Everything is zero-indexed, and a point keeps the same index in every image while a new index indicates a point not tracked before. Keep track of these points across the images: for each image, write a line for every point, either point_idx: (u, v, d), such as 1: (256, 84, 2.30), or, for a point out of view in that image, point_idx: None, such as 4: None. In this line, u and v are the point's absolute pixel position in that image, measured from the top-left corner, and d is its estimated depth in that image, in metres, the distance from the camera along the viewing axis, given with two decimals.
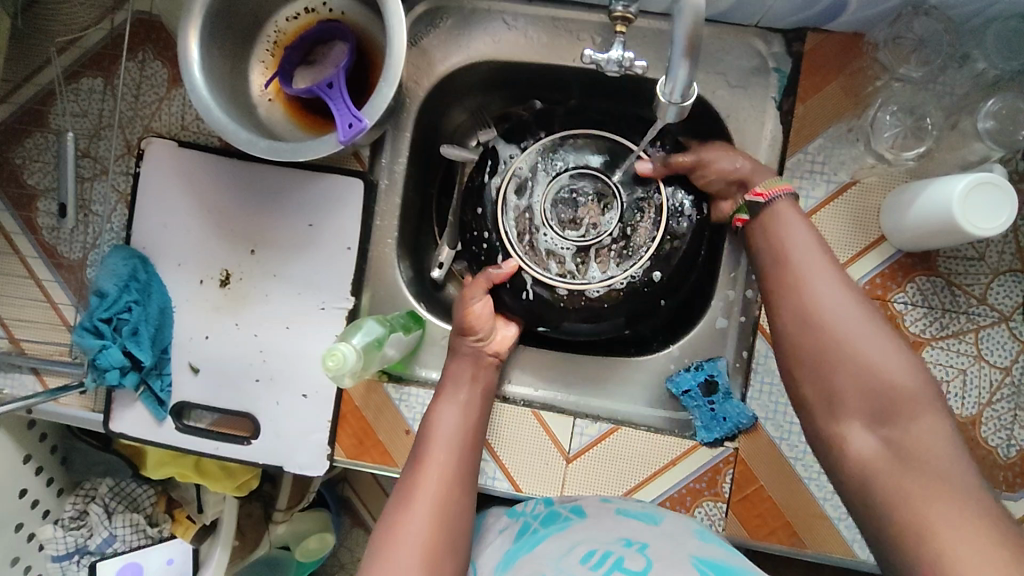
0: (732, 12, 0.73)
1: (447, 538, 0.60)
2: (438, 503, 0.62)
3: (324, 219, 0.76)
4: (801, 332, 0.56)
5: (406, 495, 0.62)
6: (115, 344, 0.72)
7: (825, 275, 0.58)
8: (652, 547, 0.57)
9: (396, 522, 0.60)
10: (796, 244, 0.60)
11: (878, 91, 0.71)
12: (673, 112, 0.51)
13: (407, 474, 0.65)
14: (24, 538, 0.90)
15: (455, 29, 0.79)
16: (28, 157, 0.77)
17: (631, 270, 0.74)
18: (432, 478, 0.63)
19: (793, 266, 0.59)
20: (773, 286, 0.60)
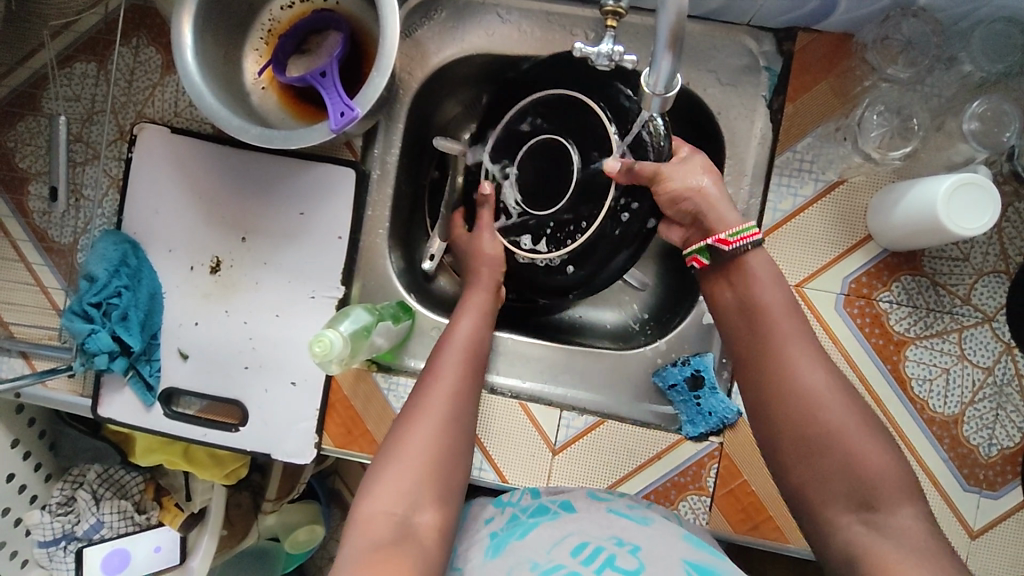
0: (724, 9, 0.73)
1: (453, 456, 0.61)
2: (447, 421, 0.62)
3: (316, 208, 0.76)
4: (777, 403, 0.58)
5: (414, 412, 0.63)
6: (105, 329, 0.72)
7: (799, 344, 0.59)
8: (644, 550, 0.57)
9: (397, 448, 0.60)
10: (773, 309, 0.62)
11: (866, 92, 0.72)
12: (657, 101, 0.52)
13: (416, 390, 0.65)
14: (11, 522, 0.90)
15: (449, 22, 0.79)
16: (20, 141, 0.78)
17: (547, 258, 0.78)
18: (443, 395, 0.64)
19: (770, 333, 0.61)
20: (749, 353, 0.62)
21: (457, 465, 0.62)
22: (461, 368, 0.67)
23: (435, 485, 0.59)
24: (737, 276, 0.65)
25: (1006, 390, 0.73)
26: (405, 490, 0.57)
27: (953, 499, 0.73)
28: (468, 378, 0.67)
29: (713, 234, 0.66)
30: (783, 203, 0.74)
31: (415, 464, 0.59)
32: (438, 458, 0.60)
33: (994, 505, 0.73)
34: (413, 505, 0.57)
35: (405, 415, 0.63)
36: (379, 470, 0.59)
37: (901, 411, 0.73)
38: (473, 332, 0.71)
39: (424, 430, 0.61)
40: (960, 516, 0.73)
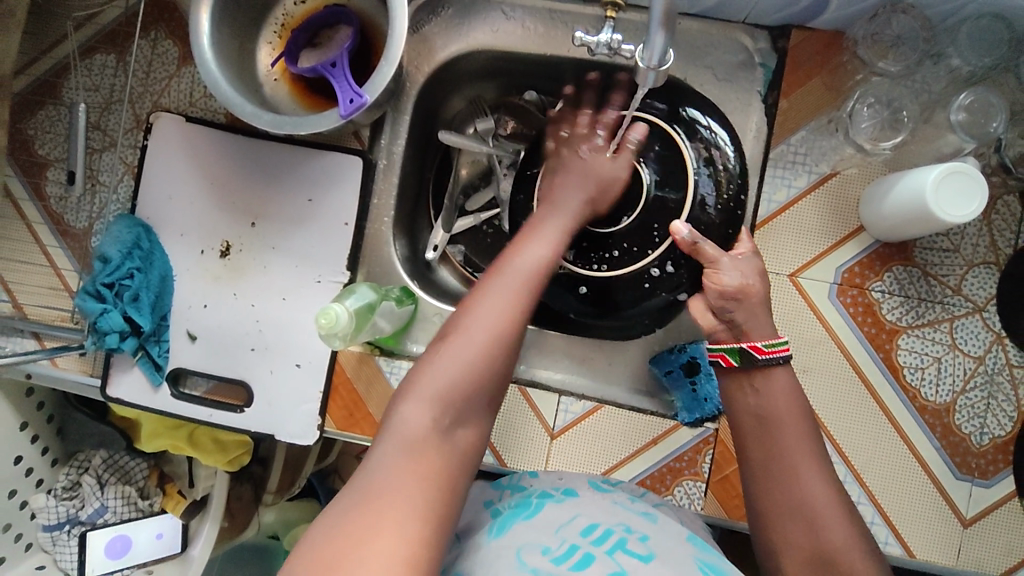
0: (721, 7, 0.76)
1: (506, 371, 0.56)
2: (510, 330, 0.56)
3: (323, 196, 0.79)
4: (790, 524, 0.57)
5: (473, 309, 0.57)
6: (116, 309, 0.74)
7: (814, 464, 0.59)
8: (652, 539, 0.59)
9: (445, 348, 0.55)
10: (788, 424, 0.60)
11: (858, 85, 0.74)
12: (652, 76, 0.54)
13: (479, 289, 0.59)
14: (17, 505, 0.91)
15: (455, 19, 0.82)
16: (39, 129, 0.80)
17: (580, 271, 0.78)
18: (513, 298, 0.57)
19: (788, 454, 0.59)
20: (760, 471, 0.60)
21: (502, 382, 0.56)
22: (527, 281, 0.59)
23: (478, 403, 0.54)
24: (758, 379, 0.62)
25: (997, 379, 0.74)
26: (445, 400, 0.52)
27: (945, 488, 0.73)
28: (533, 292, 0.59)
29: (747, 339, 0.63)
30: (777, 194, 0.76)
31: (464, 367, 0.54)
32: (486, 372, 0.54)
33: (985, 494, 0.73)
34: (456, 416, 0.53)
35: (457, 320, 0.57)
36: (422, 374, 0.53)
37: (894, 399, 0.74)
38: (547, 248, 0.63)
39: (476, 339, 0.54)
40: (952, 504, 0.73)
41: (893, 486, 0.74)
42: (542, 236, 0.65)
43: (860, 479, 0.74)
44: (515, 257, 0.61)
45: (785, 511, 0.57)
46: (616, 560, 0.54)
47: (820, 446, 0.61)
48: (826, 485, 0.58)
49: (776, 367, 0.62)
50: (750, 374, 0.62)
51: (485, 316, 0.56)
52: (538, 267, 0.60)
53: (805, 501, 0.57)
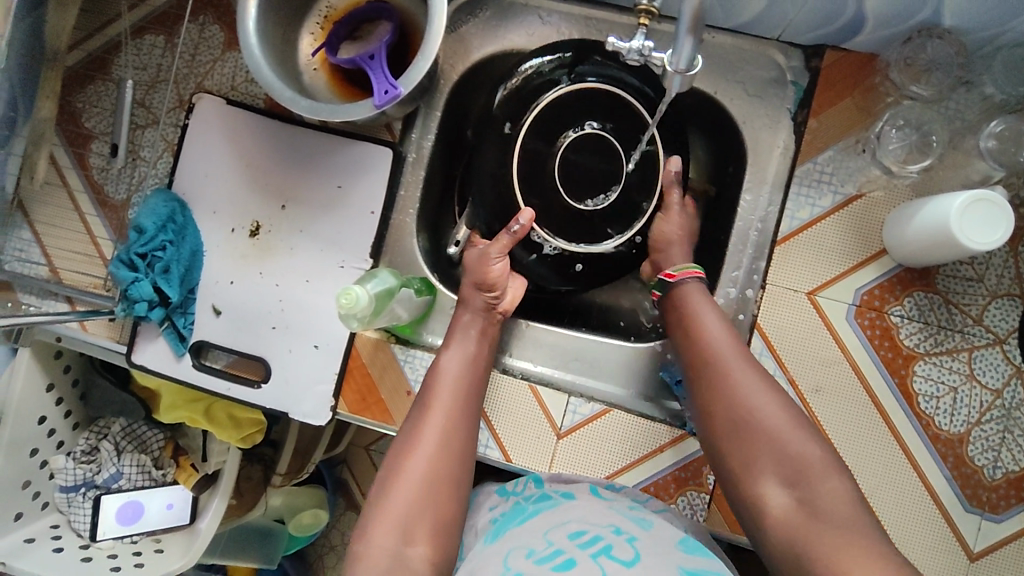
0: (755, 24, 0.77)
1: (452, 483, 0.63)
2: (442, 441, 0.64)
3: (352, 184, 0.81)
4: (722, 406, 0.61)
5: (410, 434, 0.65)
6: (147, 279, 0.77)
7: (743, 355, 0.63)
8: (641, 544, 0.58)
9: (393, 478, 0.61)
10: (710, 325, 0.66)
11: (889, 107, 0.74)
12: (680, 79, 0.55)
13: (413, 417, 0.66)
14: (37, 463, 0.94)
15: (492, 21, 0.84)
16: (88, 103, 0.84)
17: (577, 250, 0.83)
18: (443, 411, 0.66)
19: (712, 349, 0.64)
20: (693, 367, 0.65)
21: (450, 500, 0.62)
22: (453, 405, 0.67)
23: (428, 518, 0.60)
24: (691, 294, 0.69)
25: (1014, 414, 0.73)
26: (395, 527, 0.58)
27: (954, 519, 0.72)
28: (462, 420, 0.67)
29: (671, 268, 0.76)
30: (800, 212, 0.76)
31: (411, 489, 0.60)
32: (428, 495, 0.61)
33: (995, 528, 0.72)
34: (407, 535, 0.58)
35: (395, 457, 0.63)
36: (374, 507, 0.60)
37: (906, 426, 0.73)
38: (463, 365, 0.71)
39: (412, 470, 0.61)
40: (960, 536, 0.72)
41: (901, 514, 0.73)
42: (458, 347, 0.73)
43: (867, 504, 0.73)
44: (437, 383, 0.68)
45: (714, 399, 0.62)
46: (598, 563, 0.53)
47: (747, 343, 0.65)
48: (751, 370, 0.62)
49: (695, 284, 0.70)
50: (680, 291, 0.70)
51: (416, 452, 0.63)
52: (459, 389, 0.69)
53: (729, 382, 0.61)
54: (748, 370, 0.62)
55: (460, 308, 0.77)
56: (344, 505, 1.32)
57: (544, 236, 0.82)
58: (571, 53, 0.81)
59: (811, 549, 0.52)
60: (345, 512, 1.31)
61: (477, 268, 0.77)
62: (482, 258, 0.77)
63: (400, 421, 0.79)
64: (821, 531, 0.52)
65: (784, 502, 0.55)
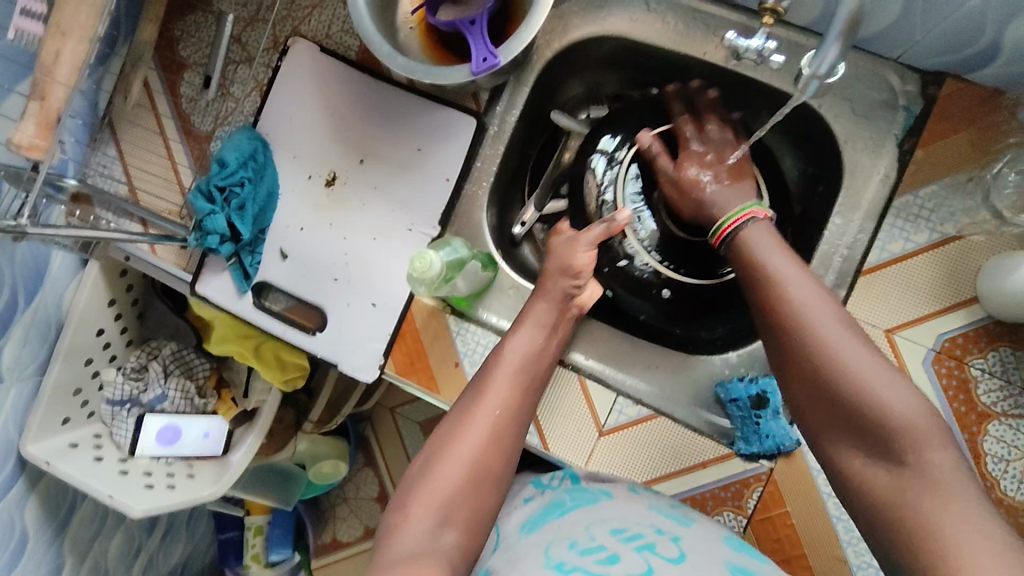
0: (877, 40, 0.73)
1: (493, 478, 0.61)
2: (493, 436, 0.63)
3: (433, 148, 0.80)
4: (803, 371, 0.55)
5: (458, 423, 0.63)
6: (222, 213, 0.77)
7: (819, 299, 0.57)
8: (685, 540, 0.57)
9: (441, 463, 0.60)
10: (789, 276, 0.59)
11: (1008, 149, 0.70)
12: (815, 86, 0.56)
13: (463, 404, 0.65)
14: (90, 373, 0.95)
15: (596, 2, 0.81)
16: (186, 32, 0.85)
17: (668, 273, 0.81)
18: (498, 404, 0.64)
19: (788, 301, 0.57)
20: (767, 323, 0.59)
21: (493, 495, 0.61)
22: (505, 401, 0.65)
23: (467, 507, 0.59)
24: (751, 240, 0.64)
25: None
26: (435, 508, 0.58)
27: None
28: (515, 419, 0.65)
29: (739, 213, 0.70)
30: (892, 245, 0.72)
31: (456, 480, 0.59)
32: (472, 489, 0.59)
33: None
34: (443, 521, 0.57)
35: (439, 443, 0.62)
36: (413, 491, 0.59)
37: None
38: (525, 356, 0.69)
39: (456, 462, 0.60)
40: None
41: None
42: (520, 336, 0.70)
43: None
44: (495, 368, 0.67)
45: (791, 360, 0.56)
46: (643, 557, 0.53)
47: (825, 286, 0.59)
48: (837, 324, 0.55)
49: (754, 226, 0.65)
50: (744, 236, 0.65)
51: (462, 448, 0.61)
52: (515, 384, 0.67)
53: (808, 329, 0.55)
54: (832, 316, 0.56)
55: (536, 295, 0.75)
56: (364, 462, 1.34)
57: (636, 248, 0.81)
58: (640, 67, 0.87)
59: (910, 518, 0.48)
60: (364, 469, 1.33)
61: (562, 253, 0.76)
62: (570, 245, 0.76)
63: (444, 392, 0.78)
64: (921, 498, 0.48)
65: (877, 473, 0.51)
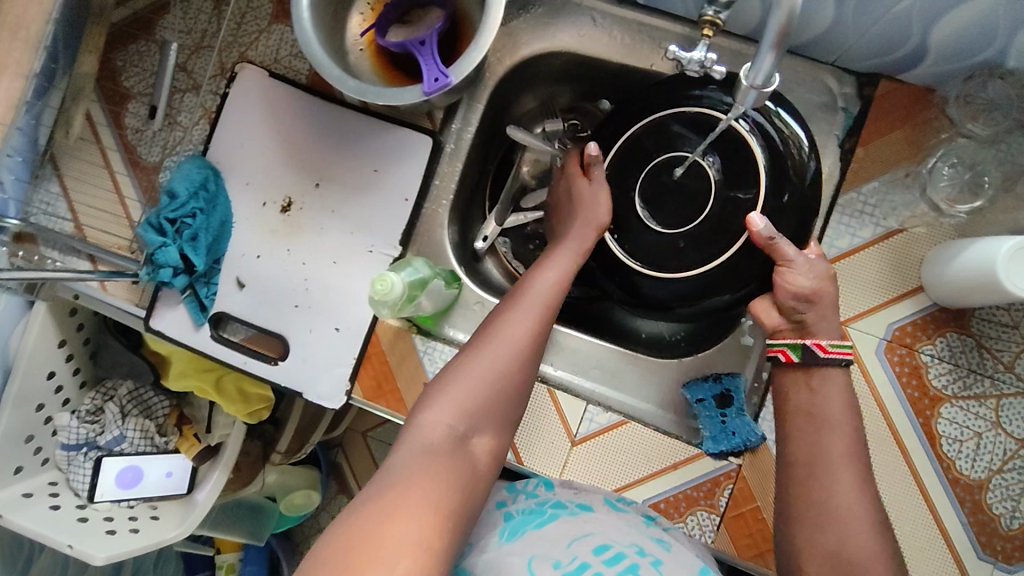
0: (813, 45, 0.76)
1: (519, 388, 0.63)
2: (526, 346, 0.63)
3: (389, 168, 0.80)
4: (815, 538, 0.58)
5: (496, 326, 0.64)
6: (174, 245, 0.76)
7: (852, 468, 0.59)
8: (666, 564, 0.58)
9: (477, 362, 0.61)
10: (834, 442, 0.60)
11: (941, 144, 0.74)
12: (753, 95, 0.56)
13: (501, 309, 0.66)
14: (41, 418, 0.92)
15: (544, 18, 0.82)
16: (128, 62, 0.83)
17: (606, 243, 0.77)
18: (535, 312, 0.65)
19: (825, 467, 0.59)
20: (799, 482, 0.60)
21: (518, 399, 0.63)
22: (540, 311, 0.66)
23: (490, 415, 0.60)
24: (815, 379, 0.64)
25: None
26: (468, 413, 0.59)
27: (965, 565, 0.70)
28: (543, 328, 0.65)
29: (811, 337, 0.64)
30: (839, 241, 0.75)
31: (487, 381, 0.60)
32: (499, 398, 0.61)
33: None
34: (472, 426, 0.59)
35: (474, 345, 0.63)
36: (445, 386, 0.60)
37: (926, 467, 0.72)
38: (562, 273, 0.69)
39: (490, 364, 0.61)
40: None
41: (913, 559, 0.71)
42: (559, 257, 0.71)
43: None
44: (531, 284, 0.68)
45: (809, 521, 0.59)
46: None
47: (865, 457, 0.61)
48: (863, 517, 0.57)
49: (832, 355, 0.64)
50: (804, 368, 0.64)
51: (495, 352, 0.62)
52: (550, 299, 0.67)
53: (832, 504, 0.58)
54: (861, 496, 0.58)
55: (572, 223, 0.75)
56: (336, 489, 1.32)
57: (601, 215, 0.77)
58: (590, 80, 0.88)
59: None
60: (337, 496, 1.31)
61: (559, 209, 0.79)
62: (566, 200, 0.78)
63: None
64: None
65: None
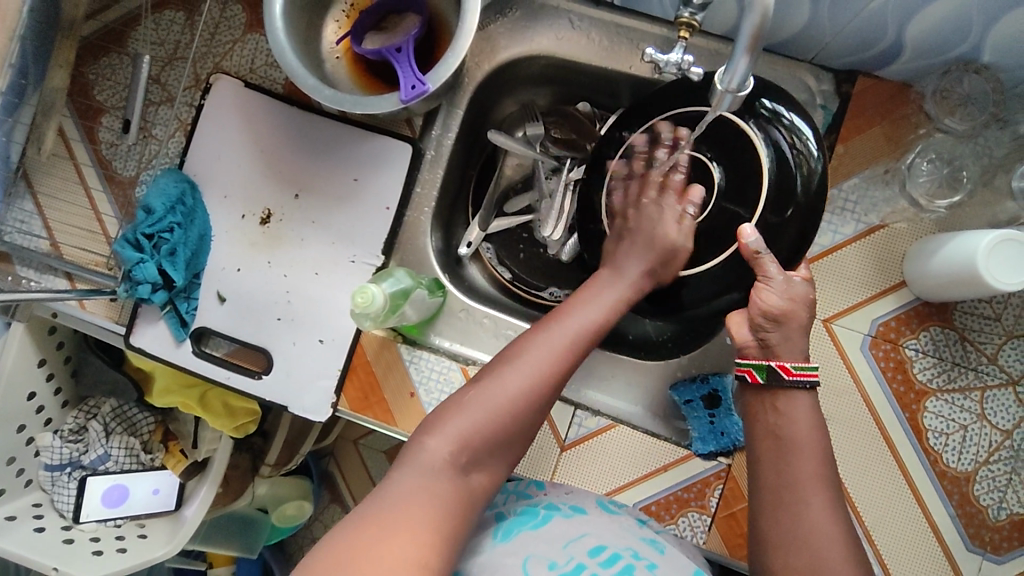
0: (791, 43, 0.76)
1: (528, 423, 0.59)
2: (545, 382, 0.59)
3: (369, 177, 0.79)
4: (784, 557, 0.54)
5: (515, 356, 0.60)
6: (152, 261, 0.75)
7: (823, 486, 0.56)
8: (661, 568, 0.57)
9: (489, 391, 0.58)
10: (803, 462, 0.57)
11: (919, 139, 0.74)
12: (728, 99, 0.56)
13: (524, 338, 0.62)
14: (23, 439, 0.90)
15: (521, 21, 0.82)
16: (101, 75, 0.82)
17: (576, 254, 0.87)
18: (559, 348, 0.61)
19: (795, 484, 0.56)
20: (772, 503, 0.56)
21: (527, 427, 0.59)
22: (564, 349, 0.61)
23: (494, 449, 0.57)
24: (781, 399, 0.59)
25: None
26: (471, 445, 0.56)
27: (954, 557, 0.71)
28: (569, 355, 0.61)
29: (776, 357, 0.60)
30: (822, 238, 0.75)
31: (497, 413, 0.57)
32: (506, 433, 0.58)
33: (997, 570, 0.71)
34: (473, 458, 0.56)
35: (490, 373, 0.60)
36: (452, 413, 0.57)
37: (914, 461, 0.72)
38: (598, 310, 0.64)
39: (502, 396, 0.58)
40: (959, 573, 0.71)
41: (903, 554, 0.71)
42: (599, 292, 0.65)
43: (866, 532, 0.71)
44: (561, 320, 0.63)
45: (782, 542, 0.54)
46: None
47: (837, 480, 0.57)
48: (839, 544, 0.53)
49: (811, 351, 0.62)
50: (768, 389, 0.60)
51: (509, 385, 0.58)
52: (579, 337, 0.62)
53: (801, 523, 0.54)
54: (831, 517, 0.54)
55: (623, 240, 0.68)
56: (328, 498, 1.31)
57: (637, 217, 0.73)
58: (570, 83, 0.88)
59: None
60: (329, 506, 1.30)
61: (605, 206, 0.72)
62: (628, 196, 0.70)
63: (402, 423, 0.77)
64: None
65: None
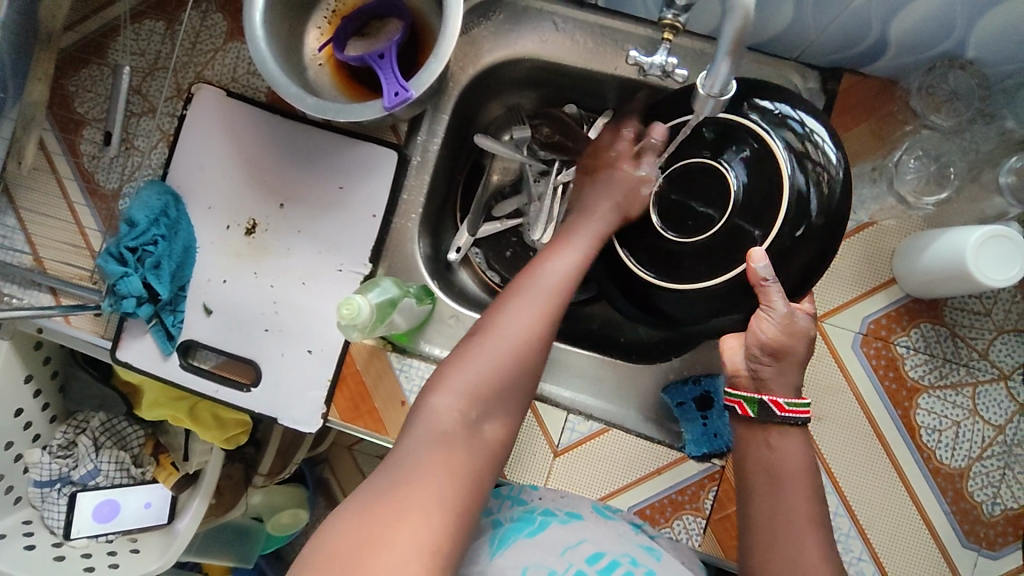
0: (775, 42, 0.75)
1: (532, 371, 0.58)
2: (538, 328, 0.58)
3: (355, 185, 0.79)
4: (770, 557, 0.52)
5: (507, 305, 0.59)
6: (136, 274, 0.74)
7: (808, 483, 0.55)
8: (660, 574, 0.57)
9: (486, 342, 0.57)
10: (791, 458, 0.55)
11: (906, 136, 0.74)
12: (711, 103, 0.56)
13: (511, 288, 0.61)
14: (11, 457, 0.89)
15: (505, 24, 0.81)
16: (81, 87, 0.81)
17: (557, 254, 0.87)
18: (546, 295, 0.60)
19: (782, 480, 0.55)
20: (759, 501, 0.55)
21: (533, 372, 0.58)
22: (549, 295, 0.60)
23: (500, 400, 0.56)
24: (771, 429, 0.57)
25: (1016, 451, 0.72)
26: (478, 398, 0.55)
27: (950, 554, 0.71)
28: (559, 296, 0.60)
29: (769, 392, 0.57)
30: None
31: (496, 364, 0.56)
32: (510, 381, 0.57)
33: (992, 565, 0.71)
34: (482, 411, 0.55)
35: (484, 325, 0.59)
36: (451, 368, 0.56)
37: (908, 458, 0.72)
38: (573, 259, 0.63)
39: (498, 347, 0.57)
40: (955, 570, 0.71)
41: (899, 552, 0.71)
42: (574, 242, 0.65)
43: (862, 530, 0.71)
44: (541, 270, 0.62)
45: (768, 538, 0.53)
46: None
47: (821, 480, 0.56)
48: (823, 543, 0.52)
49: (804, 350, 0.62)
50: (761, 425, 0.57)
51: (505, 334, 0.57)
52: (563, 285, 0.61)
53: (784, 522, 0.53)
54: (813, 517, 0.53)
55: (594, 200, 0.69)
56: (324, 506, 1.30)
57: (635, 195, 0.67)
58: (556, 85, 0.87)
59: None
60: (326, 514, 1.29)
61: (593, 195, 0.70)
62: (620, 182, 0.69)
63: (393, 432, 0.76)
64: None
65: None
